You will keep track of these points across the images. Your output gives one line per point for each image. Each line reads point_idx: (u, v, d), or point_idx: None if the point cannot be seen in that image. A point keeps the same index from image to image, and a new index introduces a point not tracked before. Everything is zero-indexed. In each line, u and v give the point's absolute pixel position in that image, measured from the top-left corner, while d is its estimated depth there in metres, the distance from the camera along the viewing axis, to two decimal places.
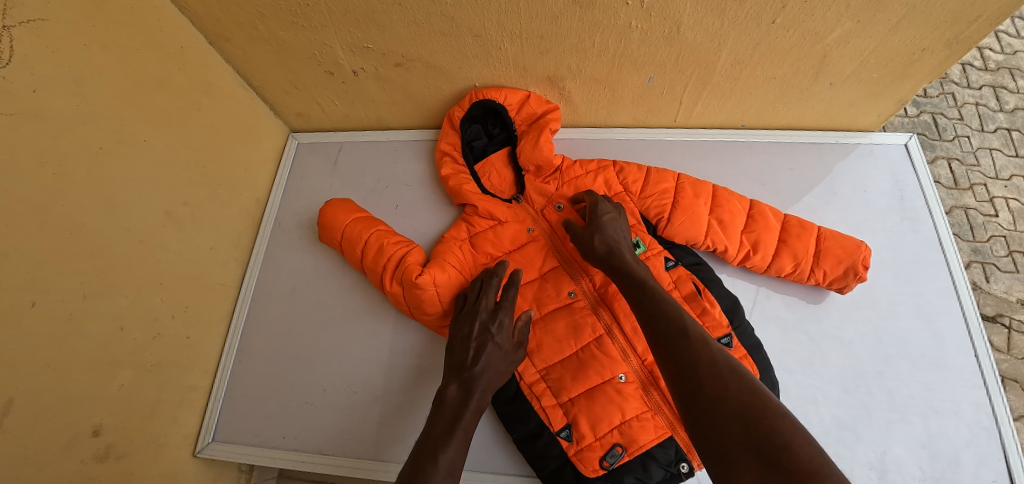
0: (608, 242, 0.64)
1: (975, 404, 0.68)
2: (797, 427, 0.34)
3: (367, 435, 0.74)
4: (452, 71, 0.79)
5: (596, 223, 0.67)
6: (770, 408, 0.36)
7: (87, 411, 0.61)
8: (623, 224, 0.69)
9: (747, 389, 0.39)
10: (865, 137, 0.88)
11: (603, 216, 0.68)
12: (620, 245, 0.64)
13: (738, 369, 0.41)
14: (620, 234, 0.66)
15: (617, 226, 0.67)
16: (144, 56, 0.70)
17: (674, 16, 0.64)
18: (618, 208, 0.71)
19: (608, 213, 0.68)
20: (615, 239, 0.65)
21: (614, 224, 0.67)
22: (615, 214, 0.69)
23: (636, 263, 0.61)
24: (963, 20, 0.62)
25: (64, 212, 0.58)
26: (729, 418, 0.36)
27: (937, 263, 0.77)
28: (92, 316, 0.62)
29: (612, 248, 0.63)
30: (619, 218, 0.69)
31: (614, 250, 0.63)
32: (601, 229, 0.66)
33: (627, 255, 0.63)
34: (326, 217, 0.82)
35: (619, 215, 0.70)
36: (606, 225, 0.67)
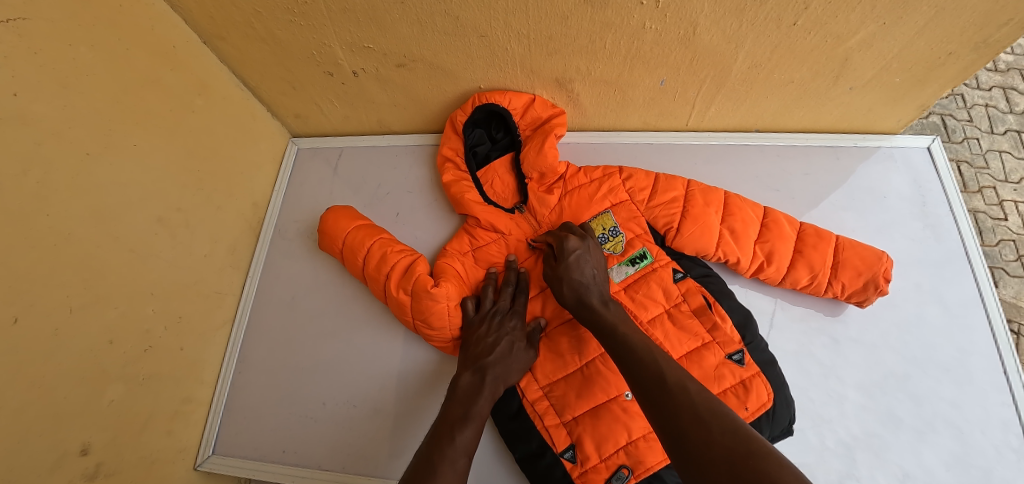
0: (578, 288, 0.62)
1: (1004, 424, 0.65)
2: (787, 465, 0.31)
3: (369, 452, 0.72)
4: (456, 72, 0.76)
5: (563, 266, 0.64)
6: (756, 450, 0.33)
7: (75, 429, 0.58)
8: (593, 259, 0.66)
9: (730, 430, 0.36)
10: (885, 141, 0.85)
11: (571, 256, 0.65)
12: (590, 290, 0.62)
13: (721, 411, 0.39)
14: (589, 272, 0.64)
15: (586, 265, 0.64)
16: (134, 56, 0.67)
17: (690, 17, 0.61)
18: (585, 241, 0.67)
19: (576, 250, 0.66)
20: (584, 283, 0.62)
21: (582, 263, 0.64)
22: (583, 249, 0.66)
23: (606, 309, 0.59)
24: (994, 23, 0.59)
25: (49, 221, 0.55)
26: (718, 468, 0.33)
27: (960, 275, 0.75)
28: (80, 330, 0.59)
29: (580, 296, 0.61)
30: (587, 253, 0.66)
31: (584, 295, 0.61)
32: (569, 272, 0.64)
33: (596, 300, 0.60)
34: (327, 224, 0.79)
35: (587, 249, 0.66)
36: (572, 267, 0.64)
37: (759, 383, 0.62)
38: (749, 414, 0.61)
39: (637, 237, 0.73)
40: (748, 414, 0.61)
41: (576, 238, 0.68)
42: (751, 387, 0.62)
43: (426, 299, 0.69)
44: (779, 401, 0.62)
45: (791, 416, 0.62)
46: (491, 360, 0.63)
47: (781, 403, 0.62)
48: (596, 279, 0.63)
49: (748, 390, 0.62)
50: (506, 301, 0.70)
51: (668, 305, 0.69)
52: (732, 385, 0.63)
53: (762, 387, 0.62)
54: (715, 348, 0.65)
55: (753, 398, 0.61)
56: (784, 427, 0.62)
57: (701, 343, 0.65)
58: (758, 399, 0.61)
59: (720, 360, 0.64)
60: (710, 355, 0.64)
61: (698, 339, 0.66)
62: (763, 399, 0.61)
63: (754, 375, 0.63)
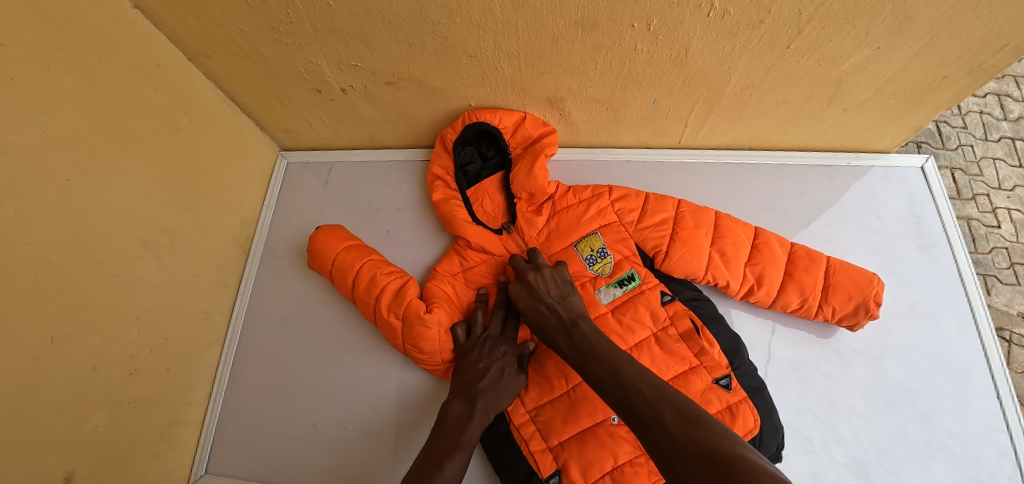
0: (544, 330, 0.61)
1: (997, 451, 0.65)
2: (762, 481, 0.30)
3: (359, 473, 0.71)
4: (447, 91, 0.75)
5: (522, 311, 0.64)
6: (734, 472, 0.32)
7: (57, 458, 0.58)
8: (541, 292, 0.64)
9: (710, 455, 0.35)
10: (878, 160, 0.84)
11: (521, 305, 0.65)
12: (551, 329, 0.60)
13: (698, 432, 0.38)
14: (542, 310, 0.62)
15: (535, 305, 0.63)
16: (115, 76, 0.65)
17: (683, 40, 0.60)
18: (523, 279, 0.67)
19: (518, 296, 0.66)
20: (542, 324, 0.61)
21: (534, 303, 0.63)
22: (528, 289, 0.65)
23: (569, 344, 0.56)
24: (989, 48, 0.59)
25: (29, 251, 0.54)
26: None
27: (955, 296, 0.74)
28: (62, 358, 0.58)
29: (548, 337, 0.60)
30: (534, 292, 0.64)
31: (551, 334, 0.59)
32: (529, 318, 0.63)
33: (560, 339, 0.58)
34: (316, 245, 0.78)
35: (533, 288, 0.65)
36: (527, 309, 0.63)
37: (746, 409, 0.62)
38: None
39: (626, 259, 0.73)
40: None
41: (517, 282, 0.67)
42: (738, 413, 0.62)
43: (418, 325, 0.69)
44: (766, 428, 0.62)
45: (779, 442, 0.62)
46: (481, 386, 0.62)
47: (768, 430, 0.62)
48: (555, 311, 0.61)
49: (734, 416, 0.62)
50: (496, 325, 0.70)
51: (656, 328, 0.68)
52: (718, 411, 0.62)
53: (748, 413, 0.62)
54: (702, 372, 0.65)
55: (740, 424, 0.61)
56: (771, 452, 0.62)
57: (688, 367, 0.65)
58: (744, 425, 0.61)
59: (707, 385, 0.64)
60: (697, 380, 0.64)
61: (686, 363, 0.65)
62: (750, 425, 0.61)
63: (741, 400, 0.63)
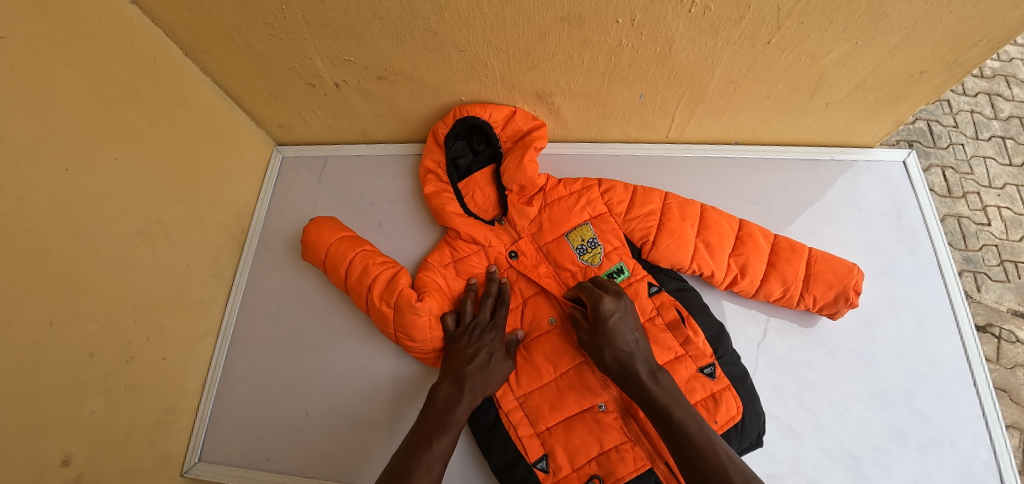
0: (620, 359, 0.58)
1: (973, 437, 0.67)
2: None
3: (350, 460, 0.73)
4: (437, 85, 0.76)
5: (603, 331, 0.60)
6: None
7: (55, 441, 0.59)
8: (632, 321, 0.61)
9: None
10: (862, 154, 0.86)
11: (610, 321, 0.60)
12: (634, 361, 0.57)
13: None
14: (631, 338, 0.59)
15: (626, 330, 0.60)
16: (113, 70, 0.67)
17: (666, 35, 0.62)
18: (621, 297, 0.63)
19: (615, 312, 0.61)
20: (627, 352, 0.58)
21: (622, 327, 0.60)
22: (621, 312, 0.61)
23: (655, 385, 0.55)
24: (964, 44, 0.61)
25: (28, 238, 0.55)
26: None
27: (934, 287, 0.76)
28: (60, 344, 0.59)
29: (626, 369, 0.57)
30: (626, 314, 0.61)
31: (628, 369, 0.57)
32: (610, 340, 0.59)
33: (644, 375, 0.56)
34: (310, 236, 0.80)
35: (625, 310, 0.62)
36: (613, 333, 0.59)
37: (729, 396, 0.64)
38: (718, 427, 0.62)
39: (615, 250, 0.74)
40: (717, 427, 0.62)
41: (611, 296, 0.62)
42: (721, 400, 0.63)
43: (410, 313, 0.70)
44: (748, 414, 0.64)
45: (760, 428, 0.64)
46: (469, 371, 0.64)
47: (750, 417, 0.64)
48: (638, 345, 0.59)
49: (718, 404, 0.63)
50: (486, 313, 0.71)
51: (643, 318, 0.70)
52: (702, 399, 0.64)
53: (731, 401, 0.63)
54: (687, 361, 0.66)
55: (722, 411, 0.63)
56: (753, 439, 0.64)
57: (673, 356, 0.67)
58: (727, 412, 0.63)
59: (692, 373, 0.65)
60: (682, 368, 0.66)
61: (671, 352, 0.67)
62: (732, 412, 0.63)
63: (724, 388, 0.64)
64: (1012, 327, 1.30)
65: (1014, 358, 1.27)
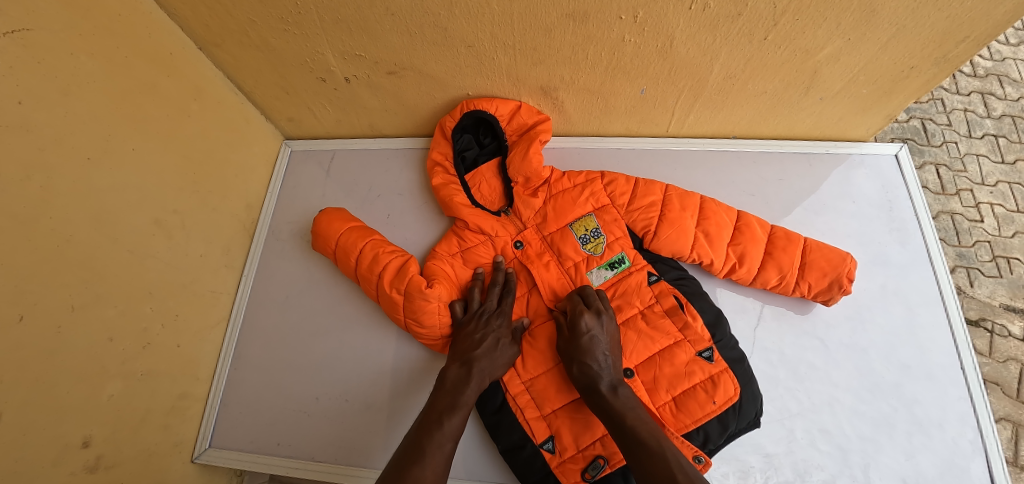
0: (587, 372, 0.62)
1: (960, 418, 0.70)
2: None
3: (360, 443, 0.75)
4: (445, 80, 0.79)
5: (577, 346, 0.64)
6: None
7: (77, 423, 0.61)
8: (606, 340, 0.65)
9: None
10: (855, 148, 0.89)
11: (584, 337, 0.64)
12: (600, 375, 0.62)
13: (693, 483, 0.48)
14: (601, 355, 0.63)
15: (599, 348, 0.64)
16: (132, 63, 0.69)
17: (667, 31, 0.64)
18: (601, 317, 0.67)
19: (590, 329, 0.65)
20: (595, 367, 0.62)
21: (596, 344, 0.64)
22: (597, 329, 0.65)
23: (615, 400, 0.59)
24: (952, 40, 0.64)
25: (52, 224, 0.57)
26: None
27: (924, 275, 0.79)
28: (82, 328, 0.61)
29: (590, 383, 0.62)
30: (601, 333, 0.65)
31: (592, 385, 0.61)
32: (581, 354, 0.64)
33: (606, 389, 0.60)
34: (321, 225, 0.82)
35: (602, 329, 0.66)
36: (586, 349, 0.64)
37: (727, 378, 0.66)
38: (716, 407, 0.65)
39: (617, 241, 0.76)
40: (715, 407, 0.65)
41: (591, 314, 0.67)
42: (719, 382, 0.66)
43: (419, 299, 0.72)
44: (746, 395, 0.66)
45: (758, 409, 0.66)
46: (477, 354, 0.66)
47: (748, 398, 0.66)
48: (608, 362, 0.64)
49: (716, 385, 0.66)
50: (494, 301, 0.74)
51: (642, 306, 0.73)
52: (701, 381, 0.67)
53: (729, 382, 0.66)
54: (686, 346, 0.69)
55: (720, 392, 0.65)
56: (750, 419, 0.66)
57: (673, 341, 0.69)
58: (725, 393, 0.66)
59: (691, 357, 0.68)
60: (681, 352, 0.68)
61: (671, 337, 0.69)
62: (730, 393, 0.66)
63: (722, 370, 0.67)
64: (1004, 321, 1.33)
65: (1006, 352, 1.30)
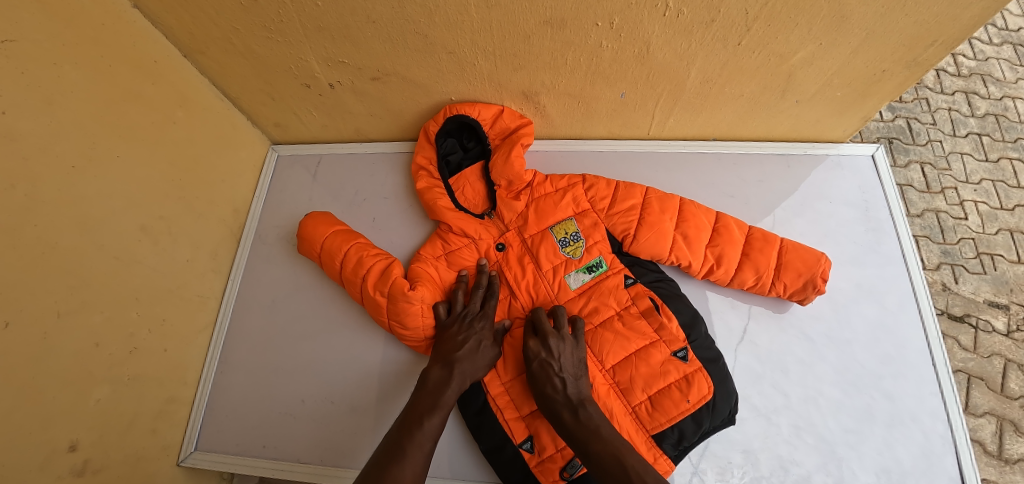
0: (547, 399, 0.64)
1: (933, 412, 0.72)
2: None
3: (345, 444, 0.76)
4: (428, 85, 0.80)
5: (531, 376, 0.66)
6: None
7: (64, 427, 0.61)
8: (557, 363, 0.66)
9: None
10: (833, 149, 0.90)
11: (534, 366, 0.66)
12: (558, 400, 0.63)
13: None
14: (555, 380, 0.64)
15: (551, 373, 0.65)
16: (117, 71, 0.70)
17: (643, 37, 0.66)
18: (546, 341, 0.68)
19: (538, 356, 0.67)
20: (549, 393, 0.64)
21: (546, 370, 0.65)
22: (544, 355, 0.67)
23: (573, 423, 0.60)
24: (920, 44, 0.65)
25: (37, 232, 0.58)
26: None
27: (898, 272, 0.81)
28: (68, 333, 0.62)
29: (551, 409, 0.63)
30: (549, 358, 0.66)
31: (554, 410, 0.63)
32: (536, 382, 0.66)
33: (566, 416, 0.62)
34: (305, 229, 0.83)
35: (550, 353, 0.67)
36: (538, 377, 0.65)
37: (700, 377, 0.68)
38: (690, 405, 0.67)
39: (596, 245, 0.78)
40: (689, 406, 0.67)
41: (536, 341, 0.68)
42: (693, 381, 0.67)
43: (402, 301, 0.73)
44: (720, 394, 0.67)
45: (732, 407, 0.68)
46: (459, 356, 0.68)
47: (722, 396, 0.67)
48: (566, 385, 0.64)
49: (690, 384, 0.67)
50: (476, 304, 0.75)
51: (619, 308, 0.74)
52: (676, 380, 0.68)
53: (703, 381, 0.67)
54: (661, 346, 0.70)
55: (694, 391, 0.67)
56: (725, 416, 0.67)
57: (649, 342, 0.71)
58: (699, 392, 0.67)
59: (666, 356, 0.70)
60: (657, 352, 0.70)
61: (647, 338, 0.71)
62: (705, 392, 0.67)
63: (697, 370, 0.68)
64: (988, 317, 1.35)
65: (990, 348, 1.32)
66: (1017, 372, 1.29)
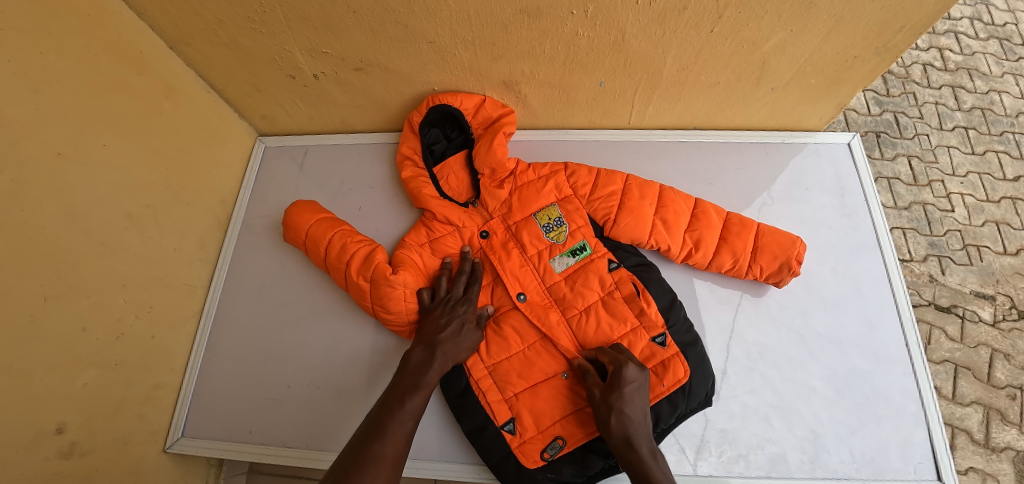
0: (627, 426, 0.60)
1: (906, 392, 0.73)
2: None
3: (330, 428, 0.77)
4: (411, 75, 0.81)
5: (618, 395, 0.62)
6: None
7: (51, 410, 0.62)
8: (645, 396, 0.64)
9: None
10: (811, 137, 0.92)
11: (627, 388, 0.62)
12: (640, 432, 0.60)
13: None
14: (640, 411, 0.62)
15: (641, 402, 0.62)
16: (103, 61, 0.71)
17: (618, 25, 0.67)
18: (643, 372, 0.65)
19: (633, 382, 0.63)
20: (634, 421, 0.60)
21: (636, 397, 0.62)
22: (640, 383, 0.64)
23: (654, 461, 0.57)
24: (889, 30, 0.67)
25: (23, 217, 0.59)
26: None
27: (872, 256, 0.82)
28: (56, 318, 0.63)
29: (629, 436, 0.59)
30: (643, 387, 0.64)
31: (631, 440, 0.59)
32: (622, 404, 0.61)
33: (645, 451, 0.58)
34: (292, 217, 0.84)
35: (643, 382, 0.64)
36: (626, 400, 0.61)
37: (677, 362, 0.69)
38: (665, 389, 0.68)
39: (579, 229, 0.79)
40: (664, 389, 0.68)
41: (634, 366, 0.65)
42: (670, 365, 0.69)
43: (385, 286, 0.75)
44: (696, 377, 0.69)
45: (708, 389, 0.69)
46: (442, 338, 0.69)
47: (697, 379, 0.69)
48: (645, 421, 0.62)
49: (666, 368, 0.69)
50: (460, 289, 0.76)
51: (602, 292, 0.75)
52: (653, 364, 0.70)
53: (679, 365, 0.69)
54: (641, 332, 0.72)
55: (670, 375, 0.69)
56: (701, 399, 0.69)
57: (629, 327, 0.72)
58: (674, 375, 0.69)
59: (645, 343, 0.71)
60: (637, 339, 0.71)
61: (627, 323, 0.73)
62: (680, 375, 0.69)
63: (674, 354, 0.70)
64: (974, 308, 1.36)
65: (978, 338, 1.33)
66: (1003, 362, 1.31)
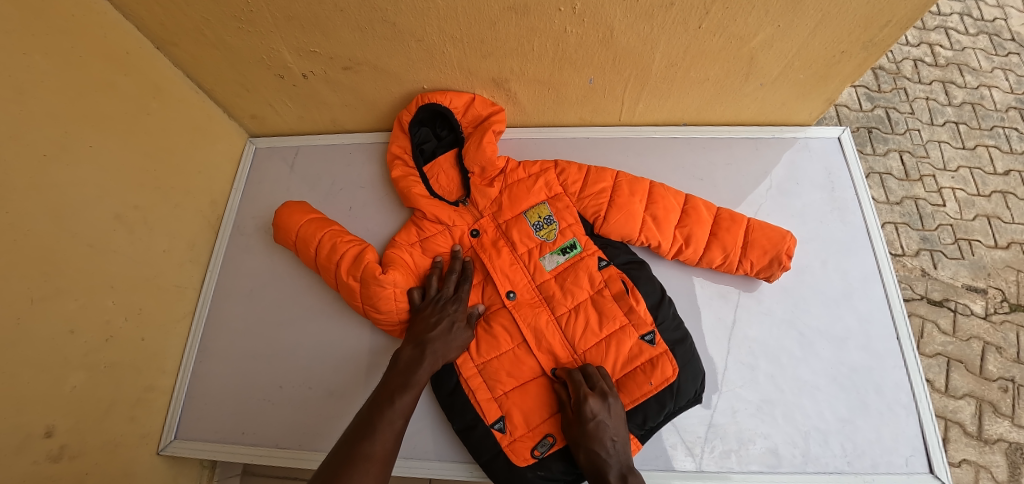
0: (596, 460, 0.62)
1: (897, 384, 0.74)
2: None
3: (322, 428, 0.77)
4: (400, 74, 0.81)
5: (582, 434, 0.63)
6: None
7: (40, 413, 0.62)
8: (614, 424, 0.64)
9: None
10: (801, 132, 0.93)
11: (591, 423, 0.62)
12: (609, 464, 0.61)
13: None
14: (609, 443, 0.62)
15: (606, 434, 0.62)
16: (88, 62, 0.70)
17: (606, 22, 0.67)
18: (607, 401, 0.64)
19: (597, 415, 0.63)
20: (603, 455, 0.62)
21: (602, 431, 0.62)
22: (604, 414, 0.63)
23: None
24: (876, 25, 0.67)
25: (9, 219, 0.58)
26: None
27: (862, 249, 0.83)
28: (43, 321, 0.62)
29: (598, 470, 0.61)
30: (608, 418, 0.63)
31: (601, 473, 0.61)
32: (589, 440, 0.62)
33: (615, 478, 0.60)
34: (281, 218, 0.84)
35: (608, 413, 0.64)
36: (591, 437, 0.62)
37: (665, 360, 0.70)
38: (653, 387, 0.69)
39: (569, 227, 0.79)
40: (652, 388, 0.69)
41: (596, 397, 0.64)
42: (658, 364, 0.70)
43: (375, 285, 0.74)
44: (685, 375, 0.69)
45: (697, 387, 0.70)
46: (431, 336, 0.69)
47: (687, 377, 0.69)
48: (617, 449, 0.62)
49: (654, 366, 0.69)
50: (450, 288, 0.76)
51: (592, 290, 0.75)
52: (642, 363, 0.71)
53: (667, 363, 0.69)
54: (630, 330, 0.72)
55: (658, 374, 0.69)
56: (690, 397, 0.69)
57: (618, 325, 0.72)
58: (662, 374, 0.69)
59: (634, 341, 0.71)
60: (625, 338, 0.72)
61: (617, 321, 0.73)
62: (668, 374, 0.69)
63: (662, 352, 0.70)
64: (966, 301, 1.37)
65: (970, 331, 1.34)
66: (995, 355, 1.32)
